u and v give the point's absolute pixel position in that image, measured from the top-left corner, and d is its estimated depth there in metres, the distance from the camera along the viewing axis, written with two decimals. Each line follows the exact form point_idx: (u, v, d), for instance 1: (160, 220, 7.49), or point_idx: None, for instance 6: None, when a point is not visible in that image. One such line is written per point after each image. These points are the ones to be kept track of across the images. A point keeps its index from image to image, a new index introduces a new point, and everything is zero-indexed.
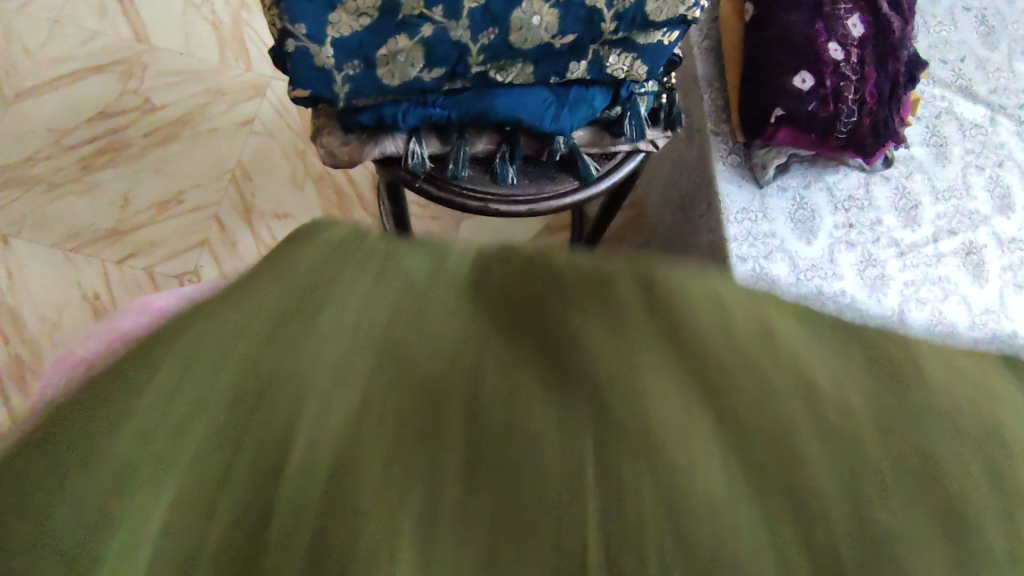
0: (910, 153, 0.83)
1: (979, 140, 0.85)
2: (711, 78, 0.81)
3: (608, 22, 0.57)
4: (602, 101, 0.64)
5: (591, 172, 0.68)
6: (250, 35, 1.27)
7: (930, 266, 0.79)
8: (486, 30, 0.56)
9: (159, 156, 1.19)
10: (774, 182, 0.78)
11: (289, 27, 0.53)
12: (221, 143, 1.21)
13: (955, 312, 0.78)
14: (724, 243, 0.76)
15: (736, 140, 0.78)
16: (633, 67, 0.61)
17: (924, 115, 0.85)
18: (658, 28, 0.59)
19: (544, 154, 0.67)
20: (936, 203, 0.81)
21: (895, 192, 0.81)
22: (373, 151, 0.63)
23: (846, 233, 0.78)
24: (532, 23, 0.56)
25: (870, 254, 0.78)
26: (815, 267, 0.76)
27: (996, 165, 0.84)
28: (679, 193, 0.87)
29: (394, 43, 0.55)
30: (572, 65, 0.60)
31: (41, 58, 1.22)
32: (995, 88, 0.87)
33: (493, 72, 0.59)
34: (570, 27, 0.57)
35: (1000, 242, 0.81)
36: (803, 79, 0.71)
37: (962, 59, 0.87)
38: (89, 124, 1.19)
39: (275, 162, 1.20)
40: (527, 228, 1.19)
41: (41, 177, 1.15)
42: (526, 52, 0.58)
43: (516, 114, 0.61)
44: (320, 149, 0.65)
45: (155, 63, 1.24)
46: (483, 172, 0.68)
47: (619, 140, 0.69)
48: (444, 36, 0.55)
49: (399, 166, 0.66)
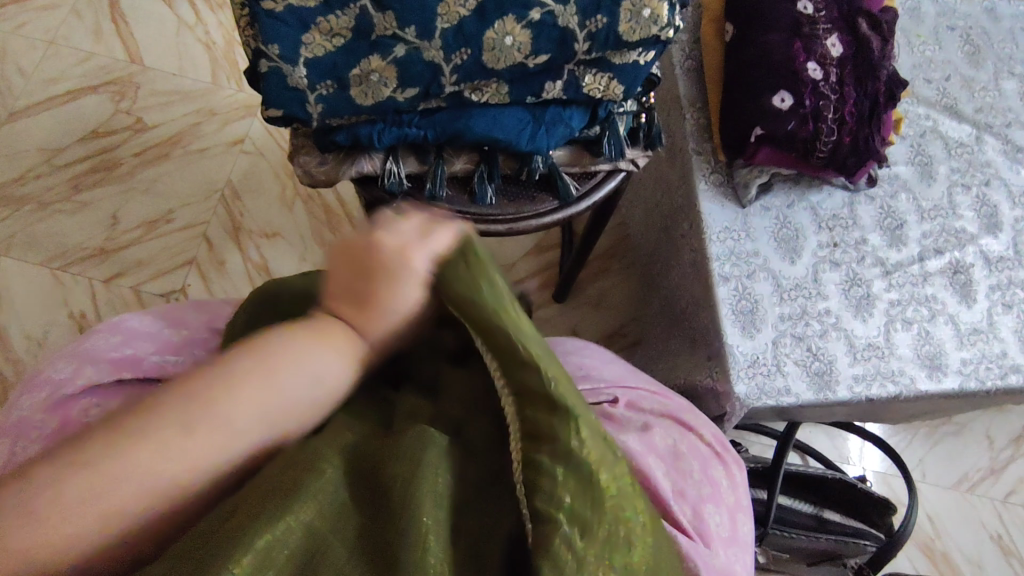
0: (894, 172, 0.83)
1: (965, 159, 0.84)
2: (693, 98, 0.80)
3: (581, 43, 0.57)
4: (578, 121, 0.63)
5: (569, 192, 0.68)
6: (242, 56, 1.28)
7: (916, 286, 0.78)
8: (459, 51, 0.56)
9: (150, 175, 1.20)
10: (756, 201, 0.78)
11: (262, 48, 0.53)
12: (212, 162, 1.21)
13: (940, 333, 0.76)
14: (706, 263, 0.76)
15: (718, 159, 0.78)
16: (609, 87, 0.61)
17: (908, 134, 0.85)
18: (634, 48, 0.59)
19: (523, 174, 0.67)
20: (921, 222, 0.81)
21: (880, 211, 0.80)
22: (349, 171, 0.63)
23: (831, 252, 0.78)
24: (505, 43, 0.56)
25: (855, 274, 0.77)
26: (799, 287, 0.76)
27: (983, 183, 0.84)
28: (660, 215, 0.89)
29: (366, 65, 0.56)
30: (547, 85, 0.60)
31: (35, 78, 1.23)
32: (980, 107, 0.87)
33: (468, 92, 0.59)
34: (543, 47, 0.57)
35: (987, 261, 0.80)
36: (782, 98, 0.70)
37: (947, 78, 0.87)
38: (81, 143, 1.20)
39: (265, 181, 1.21)
40: (516, 246, 1.19)
41: (32, 196, 1.16)
42: (500, 72, 0.58)
43: (492, 134, 0.61)
44: (297, 169, 0.65)
45: (148, 84, 1.25)
46: (461, 193, 0.68)
47: (598, 159, 0.68)
48: (417, 57, 0.55)
49: (376, 186, 0.66)
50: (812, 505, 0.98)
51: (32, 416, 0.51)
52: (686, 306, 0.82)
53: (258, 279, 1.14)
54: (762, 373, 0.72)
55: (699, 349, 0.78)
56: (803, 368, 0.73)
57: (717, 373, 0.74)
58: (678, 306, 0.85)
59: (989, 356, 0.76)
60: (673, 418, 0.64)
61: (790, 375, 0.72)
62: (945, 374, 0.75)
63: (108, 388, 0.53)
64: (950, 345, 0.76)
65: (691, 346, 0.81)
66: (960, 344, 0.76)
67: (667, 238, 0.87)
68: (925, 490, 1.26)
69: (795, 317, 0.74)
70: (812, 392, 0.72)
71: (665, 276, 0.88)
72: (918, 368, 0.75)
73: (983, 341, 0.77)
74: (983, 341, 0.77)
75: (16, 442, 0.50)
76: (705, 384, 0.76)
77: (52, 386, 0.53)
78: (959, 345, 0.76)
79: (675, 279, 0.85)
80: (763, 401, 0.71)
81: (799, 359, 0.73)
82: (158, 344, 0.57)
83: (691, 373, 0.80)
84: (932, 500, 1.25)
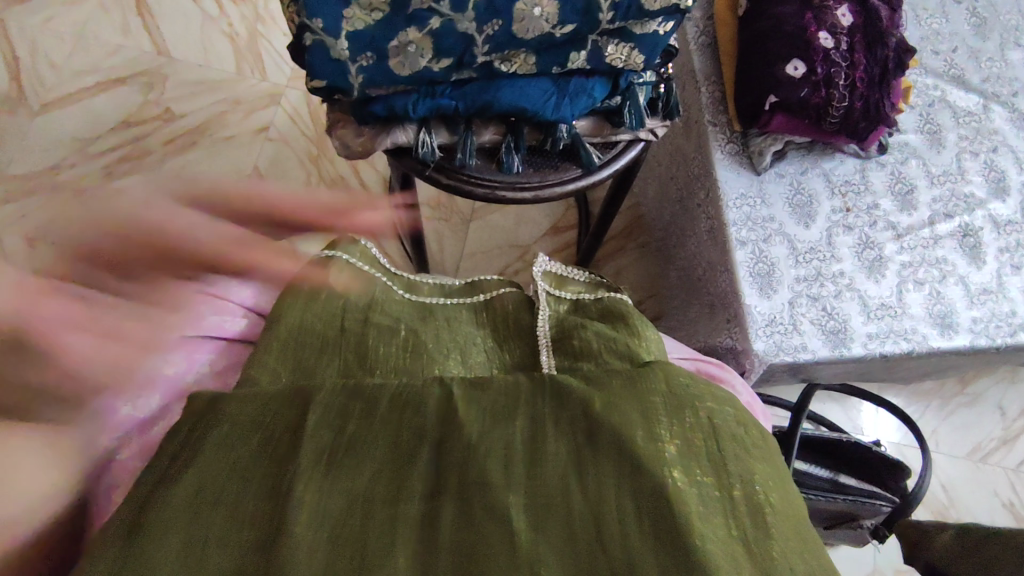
0: (904, 140, 0.85)
1: (972, 127, 0.87)
2: (708, 71, 0.84)
3: (605, 13, 0.60)
4: (601, 91, 0.67)
5: (593, 160, 0.71)
6: (266, 47, 1.32)
7: (928, 248, 0.81)
8: (490, 22, 0.59)
9: (179, 163, 1.24)
10: (771, 169, 0.81)
11: (307, 22, 0.57)
12: (238, 150, 1.25)
13: (953, 293, 0.79)
14: (724, 229, 0.79)
15: (734, 129, 0.81)
16: (631, 57, 0.64)
17: (917, 104, 0.88)
18: (654, 18, 0.62)
19: (547, 144, 0.70)
20: (931, 187, 0.83)
21: (891, 178, 0.83)
22: (385, 142, 0.67)
23: (844, 217, 0.81)
24: (533, 15, 0.59)
25: (867, 237, 0.80)
26: (814, 250, 0.78)
27: (990, 150, 0.86)
28: (676, 186, 0.92)
29: (404, 36, 0.59)
30: (572, 55, 0.63)
31: (66, 71, 1.27)
32: (987, 78, 0.89)
33: (498, 63, 0.62)
34: (569, 17, 0.60)
35: (995, 224, 0.83)
36: (795, 67, 0.73)
37: (954, 50, 0.90)
38: (113, 134, 1.24)
39: (290, 167, 1.25)
40: (535, 226, 1.23)
41: (66, 184, 1.20)
42: (528, 42, 0.61)
43: (519, 103, 0.65)
44: (335, 141, 0.68)
45: (175, 75, 1.29)
46: (488, 162, 0.71)
47: (619, 130, 0.72)
48: (451, 28, 0.59)
49: (410, 157, 0.69)
50: (829, 471, 1.00)
51: None
52: (705, 273, 0.85)
53: None
54: (780, 332, 0.75)
55: (717, 313, 0.81)
56: (819, 326, 0.76)
57: (736, 333, 0.77)
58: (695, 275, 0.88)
59: (999, 315, 0.79)
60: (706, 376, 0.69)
61: (807, 334, 0.75)
62: (957, 332, 0.78)
63: None
64: (961, 304, 0.79)
65: (712, 312, 0.84)
66: (970, 304, 0.79)
67: (684, 210, 0.90)
68: (939, 460, 1.28)
69: (810, 279, 0.77)
70: (828, 349, 0.75)
71: (684, 246, 0.91)
72: (930, 326, 0.77)
73: (993, 300, 0.80)
74: (993, 301, 0.80)
75: None
76: (724, 344, 0.80)
77: None
78: (970, 305, 0.79)
79: (694, 248, 0.88)
80: (781, 358, 0.74)
81: (815, 318, 0.76)
82: None
83: (707, 339, 0.83)
84: (946, 469, 1.27)
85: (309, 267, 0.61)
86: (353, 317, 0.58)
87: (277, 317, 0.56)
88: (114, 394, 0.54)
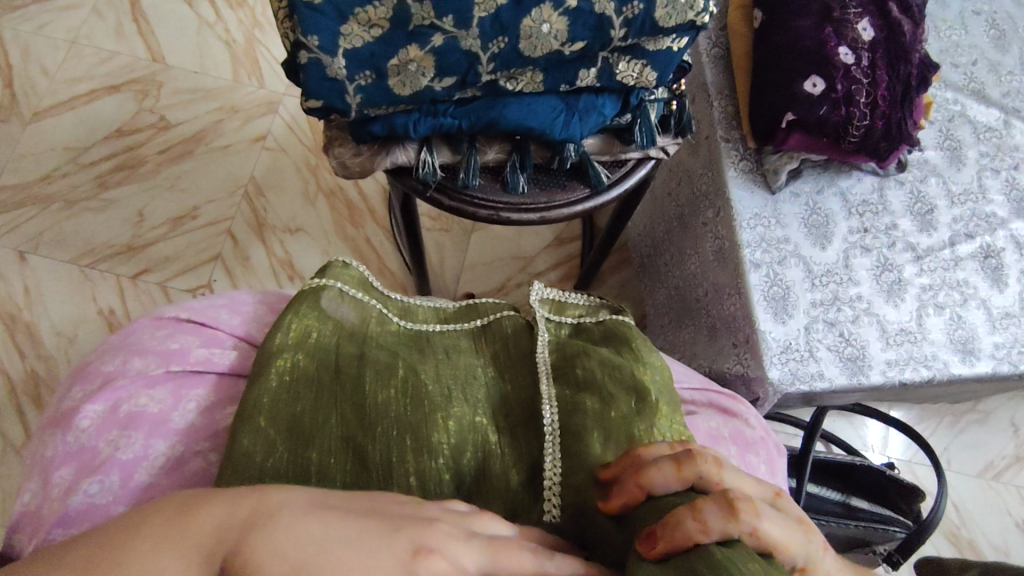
0: (923, 157, 0.82)
1: (993, 143, 0.84)
2: (721, 85, 0.81)
3: (617, 29, 0.57)
4: (612, 109, 0.64)
5: (601, 179, 0.68)
6: (264, 54, 1.29)
7: (948, 270, 0.78)
8: (496, 39, 0.56)
9: (174, 173, 1.21)
10: (786, 188, 0.78)
11: (302, 39, 0.54)
12: (235, 159, 1.22)
13: (974, 317, 0.76)
14: (737, 250, 0.76)
15: (748, 146, 0.78)
16: (643, 74, 0.61)
17: (937, 119, 0.84)
18: (668, 34, 0.59)
19: (555, 162, 0.67)
20: (951, 206, 0.80)
21: (910, 196, 0.80)
22: (384, 162, 0.64)
23: (861, 237, 0.78)
24: (542, 31, 0.56)
25: (885, 259, 0.77)
26: (830, 272, 0.75)
27: (1011, 168, 0.83)
28: (676, 203, 0.90)
29: (405, 53, 0.56)
30: (581, 72, 0.60)
31: (59, 78, 1.24)
32: (1008, 92, 0.86)
33: (504, 81, 0.59)
34: (580, 34, 0.57)
35: (1017, 244, 0.80)
36: (814, 83, 0.70)
37: (974, 62, 0.87)
38: (107, 143, 1.21)
39: (287, 178, 1.21)
40: (538, 238, 1.20)
41: (58, 195, 1.17)
42: (537, 60, 0.58)
43: (525, 122, 0.61)
44: (332, 160, 0.66)
45: (170, 82, 1.26)
46: (492, 181, 0.68)
47: (630, 147, 0.68)
48: (454, 45, 0.56)
49: (411, 176, 0.67)
50: (840, 493, 0.97)
51: (80, 406, 0.53)
52: (706, 293, 0.82)
53: (285, 275, 1.15)
54: (795, 359, 0.72)
55: (724, 338, 0.79)
56: (836, 353, 0.73)
57: (749, 360, 0.74)
58: (692, 298, 0.86)
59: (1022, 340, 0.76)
60: (715, 407, 0.65)
61: (823, 360, 0.72)
62: (979, 358, 0.75)
63: (157, 378, 0.54)
64: (982, 329, 0.76)
65: (710, 335, 0.82)
66: (992, 329, 0.76)
67: (683, 228, 0.88)
68: (950, 478, 1.25)
69: (827, 303, 0.74)
70: (845, 377, 0.72)
71: (681, 264, 0.89)
72: (951, 352, 0.74)
73: (1016, 325, 0.77)
74: (1016, 325, 0.77)
75: (68, 430, 0.52)
76: (734, 370, 0.76)
77: (101, 377, 0.55)
78: (991, 330, 0.76)
79: (693, 267, 0.86)
80: (797, 387, 0.71)
81: (832, 344, 0.73)
82: (203, 336, 0.58)
83: (715, 363, 0.81)
84: (958, 489, 1.24)
85: (298, 297, 0.57)
86: (349, 352, 0.55)
87: (267, 359, 0.53)
88: (97, 434, 0.51)
